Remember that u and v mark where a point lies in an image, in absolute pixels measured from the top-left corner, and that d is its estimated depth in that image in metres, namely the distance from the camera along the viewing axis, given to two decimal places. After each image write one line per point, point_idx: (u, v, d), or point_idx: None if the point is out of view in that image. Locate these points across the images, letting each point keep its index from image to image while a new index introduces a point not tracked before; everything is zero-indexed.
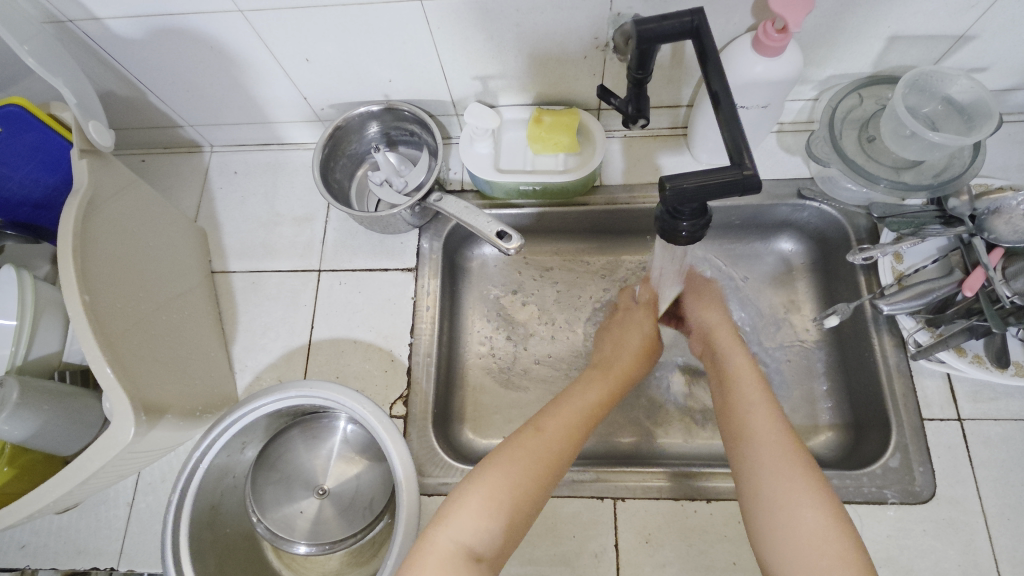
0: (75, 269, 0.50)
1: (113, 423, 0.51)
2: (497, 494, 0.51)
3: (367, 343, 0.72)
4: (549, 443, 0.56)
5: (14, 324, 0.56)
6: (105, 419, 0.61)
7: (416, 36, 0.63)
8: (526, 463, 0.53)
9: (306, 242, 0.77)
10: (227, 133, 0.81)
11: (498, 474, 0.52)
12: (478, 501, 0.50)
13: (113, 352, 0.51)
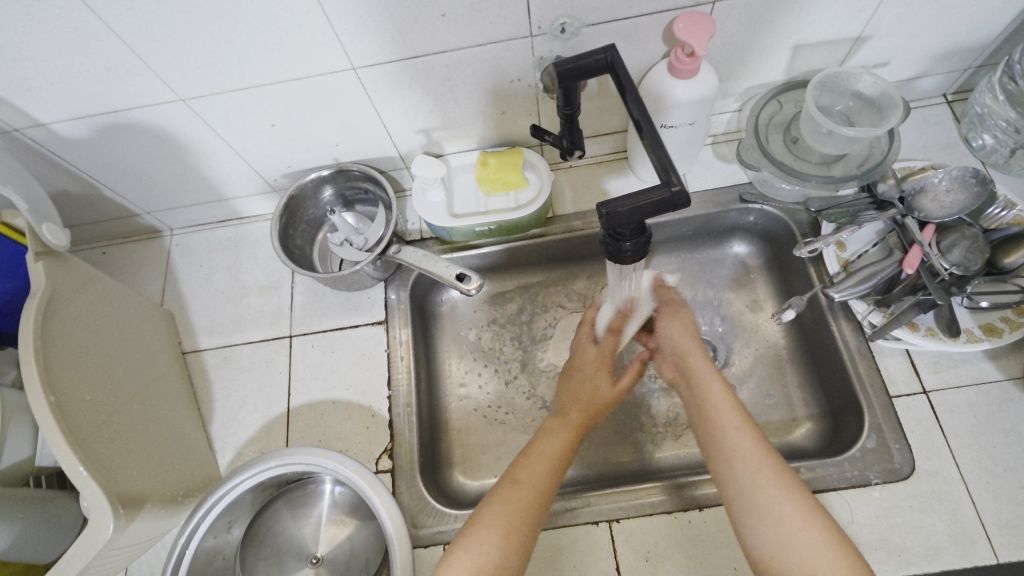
0: (38, 372, 0.50)
1: (91, 522, 0.50)
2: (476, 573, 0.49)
3: (346, 402, 0.72)
4: (521, 513, 0.53)
5: None
6: (83, 520, 0.60)
7: (354, 101, 0.65)
8: (499, 536, 0.51)
9: (275, 310, 0.78)
10: (186, 215, 0.82)
11: (488, 524, 0.51)
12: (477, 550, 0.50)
13: (83, 449, 0.51)
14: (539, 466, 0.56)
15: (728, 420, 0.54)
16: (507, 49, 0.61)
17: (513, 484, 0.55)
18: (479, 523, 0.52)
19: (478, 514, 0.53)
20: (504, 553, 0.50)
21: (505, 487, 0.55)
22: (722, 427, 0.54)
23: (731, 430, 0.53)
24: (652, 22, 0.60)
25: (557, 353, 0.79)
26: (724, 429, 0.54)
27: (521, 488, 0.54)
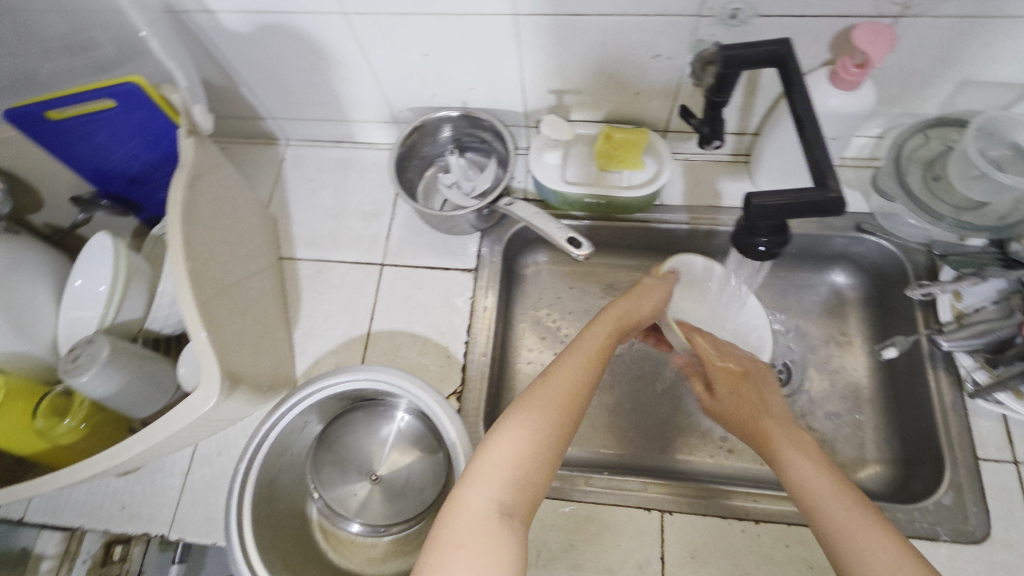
0: (182, 239, 0.53)
1: (197, 391, 0.53)
2: (512, 461, 0.45)
3: (424, 338, 0.74)
4: (560, 410, 0.48)
5: (107, 288, 0.59)
6: (179, 387, 0.62)
7: (503, 48, 0.66)
8: (541, 429, 0.46)
9: (372, 236, 0.80)
10: (305, 128, 0.85)
11: (526, 420, 0.47)
12: (504, 450, 0.45)
13: (207, 320, 0.54)
14: (574, 371, 0.50)
15: (805, 475, 0.49)
16: (671, 25, 0.60)
17: (553, 381, 0.49)
18: (518, 416, 0.47)
19: (512, 409, 0.48)
20: (543, 446, 0.46)
21: (535, 391, 0.49)
22: (807, 471, 0.49)
23: (814, 476, 0.49)
24: (828, 26, 0.58)
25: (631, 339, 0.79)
26: (809, 473, 0.49)
27: (561, 387, 0.49)
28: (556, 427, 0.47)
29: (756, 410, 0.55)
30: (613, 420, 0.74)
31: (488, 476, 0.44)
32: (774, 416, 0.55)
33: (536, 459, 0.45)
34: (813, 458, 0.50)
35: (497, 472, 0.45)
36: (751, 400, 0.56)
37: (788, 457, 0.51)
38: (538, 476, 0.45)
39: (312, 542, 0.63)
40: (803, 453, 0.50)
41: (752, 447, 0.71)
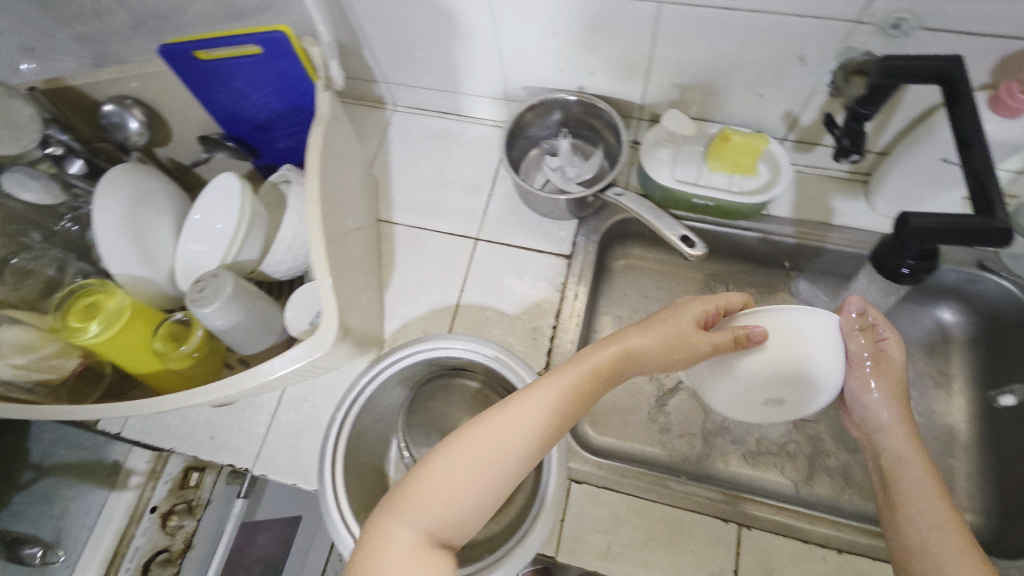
0: (318, 190, 0.55)
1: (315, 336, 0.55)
2: (439, 501, 0.42)
3: (512, 317, 0.74)
4: (505, 453, 0.43)
5: (232, 228, 0.62)
6: (285, 331, 0.65)
7: (638, 36, 0.64)
8: (472, 467, 0.43)
9: (470, 210, 0.81)
10: (415, 95, 0.85)
11: (456, 457, 0.43)
12: (436, 484, 0.42)
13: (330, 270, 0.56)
14: (572, 382, 0.47)
15: (911, 501, 0.49)
16: (824, 30, 0.58)
17: (506, 418, 0.45)
18: (459, 450, 0.43)
19: (458, 437, 0.44)
20: (472, 488, 0.43)
21: (480, 425, 0.45)
22: (913, 496, 0.49)
23: (920, 503, 0.49)
24: (999, 47, 0.54)
25: None
26: (913, 498, 0.49)
27: (524, 422, 0.44)
28: (490, 471, 0.43)
29: (874, 430, 0.55)
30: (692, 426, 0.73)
31: (415, 513, 0.41)
32: (886, 432, 0.54)
33: (467, 502, 0.42)
34: (930, 482, 0.49)
35: (422, 511, 0.41)
36: (889, 420, 0.54)
37: (902, 479, 0.51)
38: (465, 517, 0.42)
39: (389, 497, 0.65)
40: (922, 475, 0.50)
41: (838, 476, 0.68)
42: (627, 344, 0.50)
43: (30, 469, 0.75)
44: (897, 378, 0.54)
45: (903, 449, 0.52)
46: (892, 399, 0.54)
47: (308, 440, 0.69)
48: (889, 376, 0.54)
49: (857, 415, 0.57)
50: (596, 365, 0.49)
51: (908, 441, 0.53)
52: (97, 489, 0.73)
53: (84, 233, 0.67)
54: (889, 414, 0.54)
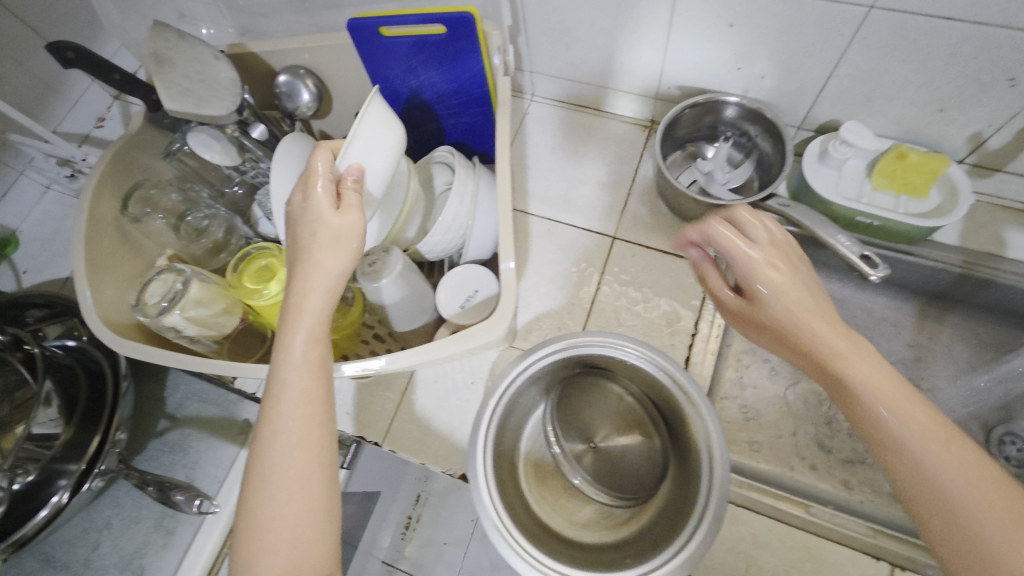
0: None
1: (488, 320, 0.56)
2: (276, 538, 0.40)
3: (648, 320, 0.73)
4: (288, 486, 0.41)
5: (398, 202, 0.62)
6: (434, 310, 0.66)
7: (828, 41, 0.61)
8: (275, 513, 0.41)
9: (607, 207, 0.80)
10: (557, 86, 0.84)
11: (261, 500, 0.41)
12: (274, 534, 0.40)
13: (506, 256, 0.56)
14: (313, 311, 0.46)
15: (926, 493, 0.37)
16: None
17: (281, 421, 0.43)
18: (275, 431, 0.43)
19: (276, 413, 0.43)
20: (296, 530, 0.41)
21: (275, 403, 0.44)
22: (936, 477, 0.37)
23: (964, 493, 0.36)
24: None
25: None
26: (963, 493, 0.36)
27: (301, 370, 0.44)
28: (285, 512, 0.41)
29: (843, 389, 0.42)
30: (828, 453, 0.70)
31: (268, 510, 0.41)
32: (874, 394, 0.40)
33: (300, 530, 0.41)
34: (928, 441, 0.38)
35: (282, 493, 0.41)
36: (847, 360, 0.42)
37: (921, 463, 0.37)
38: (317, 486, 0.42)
39: (522, 490, 0.64)
40: (962, 449, 0.37)
41: None
42: (313, 173, 0.48)
43: (165, 419, 0.79)
44: (778, 276, 0.46)
45: (885, 405, 0.40)
46: (841, 335, 0.43)
47: (438, 422, 0.70)
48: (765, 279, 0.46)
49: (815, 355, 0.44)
50: (332, 250, 0.45)
51: (878, 378, 0.41)
52: (227, 445, 0.76)
53: (247, 198, 0.70)
54: (844, 341, 0.43)
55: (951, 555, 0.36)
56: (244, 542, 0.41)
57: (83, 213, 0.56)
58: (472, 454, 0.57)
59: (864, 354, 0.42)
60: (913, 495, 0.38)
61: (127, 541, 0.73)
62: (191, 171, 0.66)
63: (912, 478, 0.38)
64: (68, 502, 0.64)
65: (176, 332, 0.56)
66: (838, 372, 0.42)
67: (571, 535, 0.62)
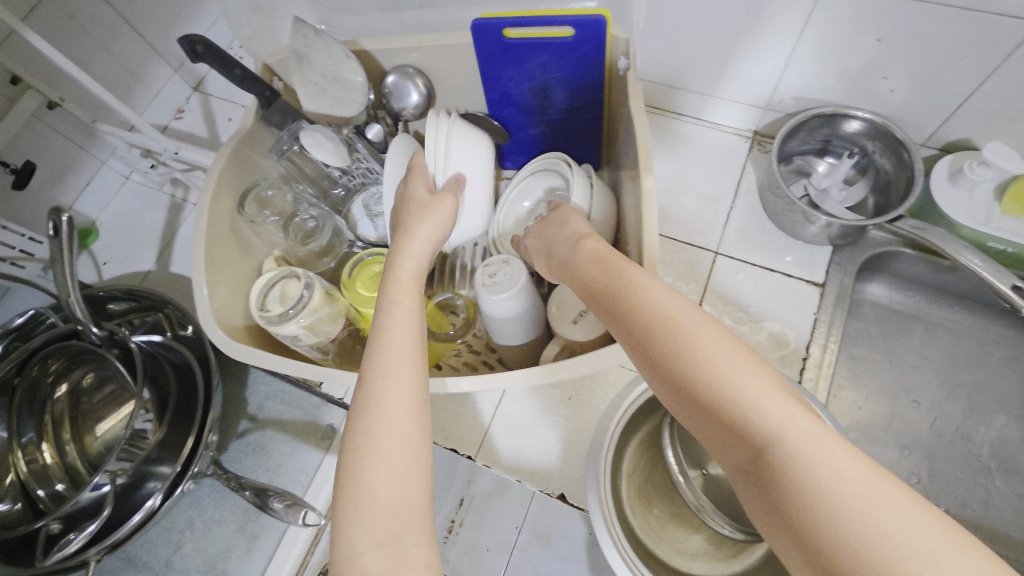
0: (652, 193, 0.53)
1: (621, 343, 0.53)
2: (382, 487, 0.39)
3: (755, 341, 0.70)
4: (397, 429, 0.41)
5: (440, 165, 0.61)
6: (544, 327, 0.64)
7: (981, 58, 0.58)
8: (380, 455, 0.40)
9: (708, 221, 0.77)
10: (657, 92, 0.81)
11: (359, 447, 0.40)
12: (375, 477, 0.39)
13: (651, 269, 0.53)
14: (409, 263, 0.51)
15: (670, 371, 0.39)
16: None
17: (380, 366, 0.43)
18: (383, 365, 0.43)
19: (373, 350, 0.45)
20: (403, 477, 0.39)
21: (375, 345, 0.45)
22: (682, 349, 0.39)
23: (708, 360, 0.38)
24: None
25: (958, 408, 0.74)
26: (704, 358, 0.38)
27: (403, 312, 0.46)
28: (407, 458, 0.40)
29: (592, 296, 0.47)
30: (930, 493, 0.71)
31: (369, 450, 0.40)
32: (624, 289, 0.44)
33: (403, 478, 0.39)
34: (705, 342, 0.39)
35: (387, 428, 0.41)
36: (584, 266, 0.49)
37: (658, 337, 0.40)
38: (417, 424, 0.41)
39: (628, 518, 0.59)
40: (714, 333, 0.39)
41: None
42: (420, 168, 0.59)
43: (246, 420, 0.77)
44: (563, 226, 0.56)
45: (634, 291, 0.44)
46: (583, 254, 0.50)
47: (536, 437, 0.67)
48: (554, 229, 0.56)
49: (575, 275, 0.50)
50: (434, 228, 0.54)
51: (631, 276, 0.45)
52: (312, 449, 0.74)
53: (347, 199, 0.69)
54: (615, 257, 0.48)
55: (703, 422, 0.37)
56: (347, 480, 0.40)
57: (204, 213, 0.54)
58: (590, 481, 0.54)
59: (614, 259, 0.48)
60: (664, 379, 0.40)
61: (209, 543, 0.71)
62: (297, 170, 0.64)
63: (665, 363, 0.39)
64: (161, 505, 0.62)
65: (297, 342, 0.54)
66: (588, 284, 0.48)
67: (678, 565, 0.58)
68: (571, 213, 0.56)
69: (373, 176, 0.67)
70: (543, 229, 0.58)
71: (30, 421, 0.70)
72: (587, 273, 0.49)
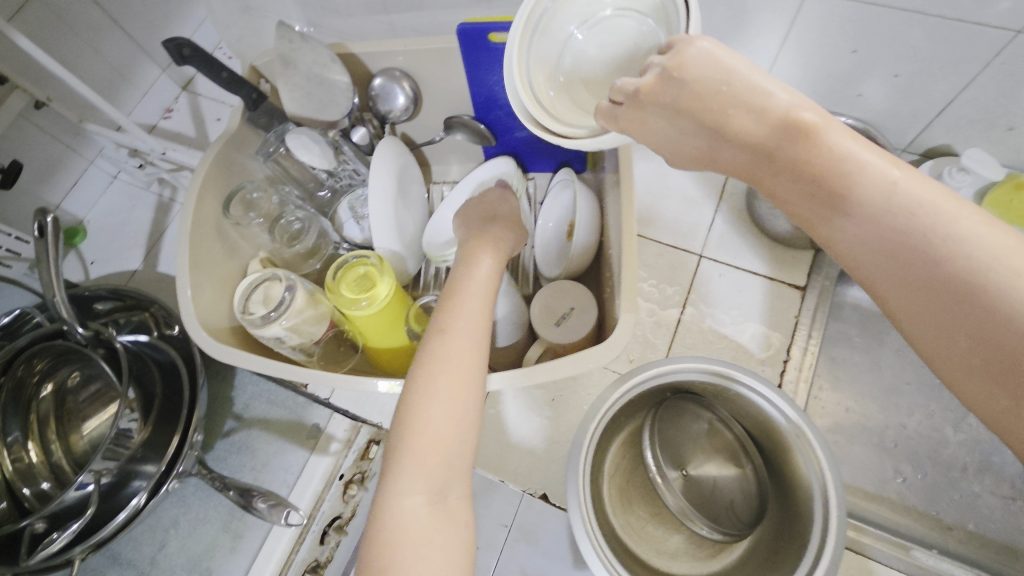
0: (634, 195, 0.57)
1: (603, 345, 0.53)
2: (431, 440, 0.42)
3: (737, 343, 0.71)
4: (459, 390, 0.44)
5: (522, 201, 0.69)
6: (526, 329, 0.65)
7: (962, 65, 0.58)
8: (438, 412, 0.42)
9: (692, 224, 0.79)
10: None
11: (419, 404, 0.43)
12: (427, 433, 0.42)
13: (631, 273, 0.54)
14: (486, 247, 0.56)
15: (924, 289, 0.33)
16: None
17: (452, 329, 0.47)
18: (450, 329, 0.47)
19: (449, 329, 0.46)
20: (452, 438, 0.42)
21: (446, 313, 0.48)
22: (948, 266, 0.32)
23: (988, 268, 0.31)
24: None
25: (933, 411, 0.75)
26: (983, 278, 0.31)
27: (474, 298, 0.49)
28: (459, 423, 0.43)
29: (814, 190, 0.37)
30: (906, 492, 0.72)
31: (427, 409, 0.43)
32: (856, 179, 0.35)
33: (456, 439, 0.42)
34: (977, 246, 0.31)
35: (451, 388, 0.44)
36: (803, 153, 0.37)
37: (917, 243, 0.33)
38: (473, 403, 0.44)
39: (607, 519, 0.60)
40: (982, 230, 0.32)
41: None
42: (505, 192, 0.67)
43: (232, 419, 0.78)
44: (736, 83, 0.40)
45: (878, 189, 0.34)
46: (797, 138, 0.37)
47: (519, 436, 0.68)
48: (710, 91, 0.40)
49: (773, 166, 0.39)
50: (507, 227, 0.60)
51: (882, 169, 0.35)
52: (298, 449, 0.75)
53: (333, 200, 0.69)
54: (852, 142, 0.36)
55: (954, 354, 0.33)
56: (407, 428, 0.42)
57: (188, 216, 0.55)
58: (570, 483, 0.55)
59: (836, 143, 0.36)
60: (907, 295, 0.34)
61: (195, 542, 0.71)
62: (283, 171, 0.65)
63: (923, 272, 0.33)
64: (146, 504, 0.63)
65: (279, 342, 0.54)
66: (784, 171, 0.38)
67: (659, 564, 0.59)
68: (707, 52, 0.41)
69: (360, 179, 0.67)
70: (691, 90, 0.41)
71: (15, 420, 0.69)
72: (785, 162, 0.38)
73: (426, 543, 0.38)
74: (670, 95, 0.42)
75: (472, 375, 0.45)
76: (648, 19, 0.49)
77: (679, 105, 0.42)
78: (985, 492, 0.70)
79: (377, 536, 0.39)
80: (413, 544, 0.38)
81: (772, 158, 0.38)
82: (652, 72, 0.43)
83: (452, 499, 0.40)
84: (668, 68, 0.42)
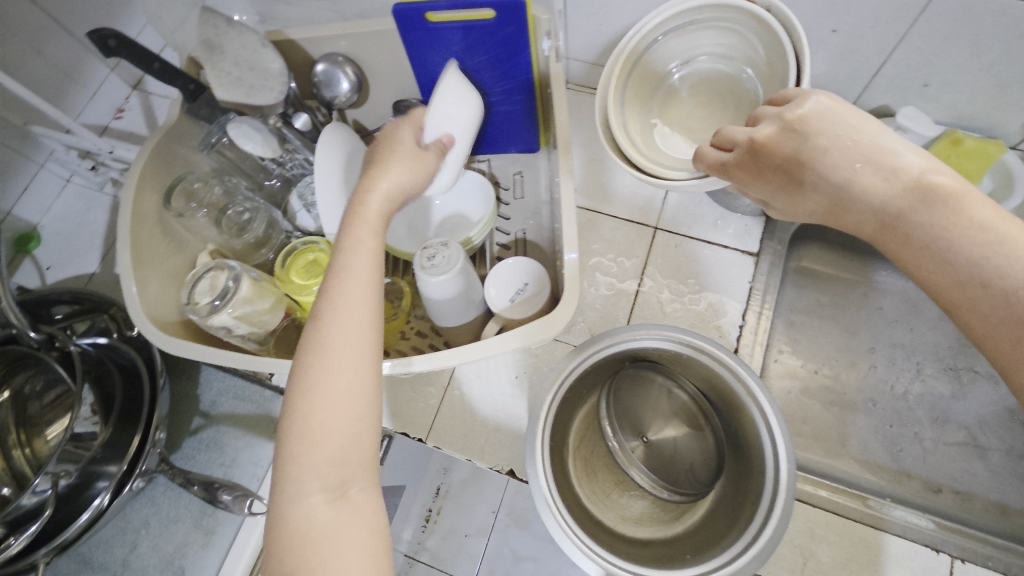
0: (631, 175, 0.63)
1: (553, 315, 0.55)
2: (318, 436, 0.39)
3: (696, 312, 0.72)
4: (348, 383, 0.40)
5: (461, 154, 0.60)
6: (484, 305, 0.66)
7: (892, 25, 0.59)
8: (325, 407, 0.40)
9: (648, 197, 0.79)
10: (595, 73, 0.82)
11: (305, 401, 0.40)
12: (313, 428, 0.39)
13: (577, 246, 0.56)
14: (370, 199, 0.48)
15: None
16: None
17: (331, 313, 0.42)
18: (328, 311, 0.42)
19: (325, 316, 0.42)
20: (344, 433, 0.40)
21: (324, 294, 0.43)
22: None
23: None
24: None
25: (891, 368, 0.77)
26: None
27: (358, 273, 0.43)
28: (351, 413, 0.40)
29: (940, 248, 0.39)
30: (869, 448, 0.73)
31: (313, 406, 0.40)
32: (972, 232, 0.38)
33: (347, 430, 0.40)
34: None
35: (334, 382, 0.40)
36: (937, 218, 0.39)
37: (1015, 285, 0.36)
38: (361, 391, 0.40)
39: (572, 491, 0.60)
40: None
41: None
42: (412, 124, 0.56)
43: (199, 417, 0.78)
44: (862, 141, 0.42)
45: (985, 236, 0.38)
46: (934, 204, 0.39)
47: (483, 416, 0.68)
48: (838, 145, 0.43)
49: (901, 227, 0.41)
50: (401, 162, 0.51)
51: (1020, 241, 0.37)
52: (266, 442, 0.75)
53: (284, 190, 0.69)
54: (987, 210, 0.38)
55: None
56: (292, 437, 0.39)
57: (128, 210, 0.54)
58: (529, 453, 0.55)
59: (960, 196, 0.39)
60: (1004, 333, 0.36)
61: (166, 540, 0.71)
62: (228, 163, 0.64)
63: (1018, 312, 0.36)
64: (109, 505, 0.62)
65: (227, 331, 0.54)
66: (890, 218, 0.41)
67: (623, 531, 0.60)
68: (843, 109, 0.44)
69: (309, 167, 0.67)
70: (816, 143, 0.43)
71: None
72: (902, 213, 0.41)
73: (326, 545, 0.37)
74: (789, 142, 0.44)
75: (361, 361, 0.41)
76: (747, 69, 0.63)
77: (800, 155, 0.44)
78: (942, 442, 0.72)
79: (279, 546, 0.37)
80: (315, 550, 0.37)
81: (896, 215, 0.41)
82: (768, 124, 0.47)
83: (353, 492, 0.39)
84: (789, 121, 0.45)
